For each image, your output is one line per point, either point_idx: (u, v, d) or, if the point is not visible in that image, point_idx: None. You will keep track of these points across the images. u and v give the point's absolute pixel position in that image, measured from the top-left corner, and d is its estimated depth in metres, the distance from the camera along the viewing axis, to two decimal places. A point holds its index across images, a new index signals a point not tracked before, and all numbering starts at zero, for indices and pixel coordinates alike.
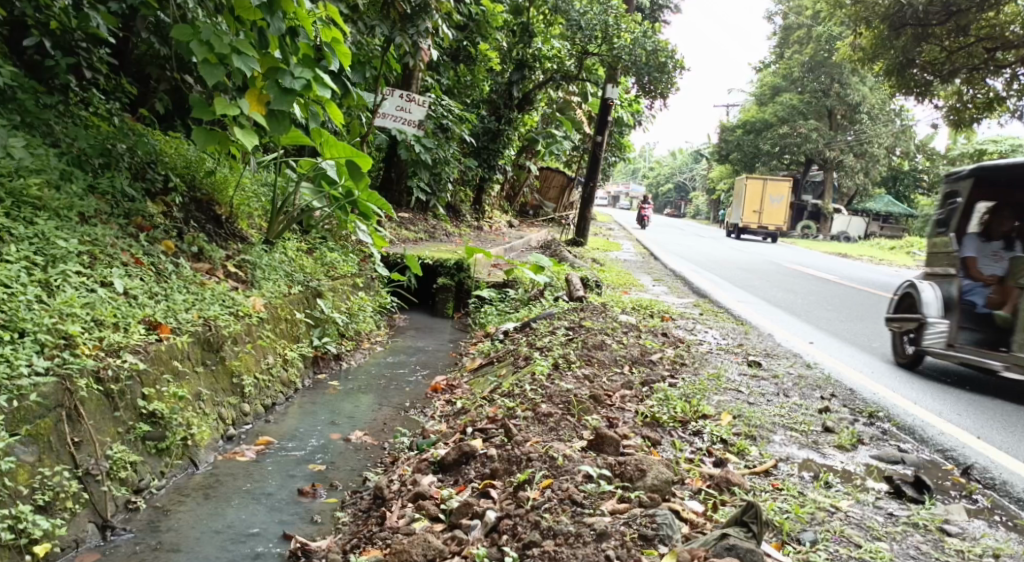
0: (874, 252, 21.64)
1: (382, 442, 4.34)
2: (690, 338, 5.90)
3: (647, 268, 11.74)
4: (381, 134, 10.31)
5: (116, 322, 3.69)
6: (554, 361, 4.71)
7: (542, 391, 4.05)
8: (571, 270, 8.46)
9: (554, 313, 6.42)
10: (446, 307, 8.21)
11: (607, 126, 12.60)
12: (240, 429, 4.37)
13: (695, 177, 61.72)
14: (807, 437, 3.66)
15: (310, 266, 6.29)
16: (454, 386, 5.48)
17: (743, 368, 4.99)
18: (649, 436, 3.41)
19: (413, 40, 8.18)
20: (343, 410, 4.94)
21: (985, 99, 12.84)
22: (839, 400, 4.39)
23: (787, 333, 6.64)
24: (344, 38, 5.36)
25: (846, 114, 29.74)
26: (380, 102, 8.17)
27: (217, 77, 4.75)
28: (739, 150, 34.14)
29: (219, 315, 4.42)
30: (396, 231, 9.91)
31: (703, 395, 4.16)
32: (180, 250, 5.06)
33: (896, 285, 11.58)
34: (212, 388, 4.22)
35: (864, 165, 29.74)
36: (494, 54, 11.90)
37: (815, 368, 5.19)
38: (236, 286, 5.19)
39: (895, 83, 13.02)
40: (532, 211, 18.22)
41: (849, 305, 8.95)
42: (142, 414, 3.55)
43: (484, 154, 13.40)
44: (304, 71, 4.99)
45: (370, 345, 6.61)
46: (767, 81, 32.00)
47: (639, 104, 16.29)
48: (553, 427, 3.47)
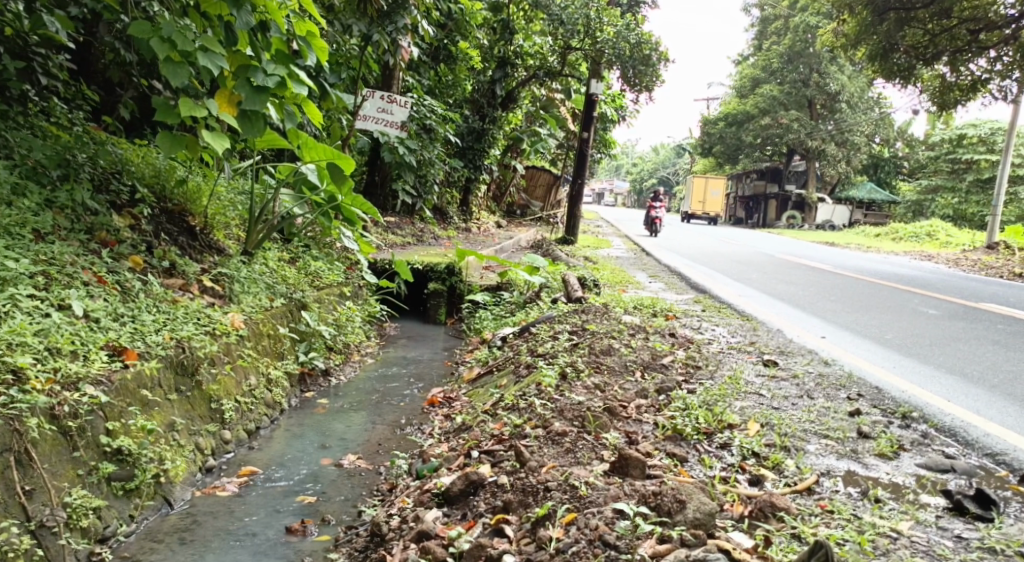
0: (861, 240, 21.51)
1: (378, 467, 3.97)
2: (699, 338, 5.56)
3: (641, 264, 11.43)
4: (362, 137, 9.97)
5: (74, 350, 3.33)
6: (561, 371, 4.35)
7: (551, 405, 3.69)
8: (567, 269, 8.10)
9: (554, 316, 6.08)
10: (438, 313, 7.85)
11: (593, 122, 12.18)
12: (220, 459, 3.99)
13: (679, 170, 61.63)
14: (844, 446, 3.26)
15: (293, 276, 5.90)
16: (452, 399, 5.12)
17: (760, 370, 4.63)
18: (674, 453, 3.07)
19: (392, 38, 7.76)
20: (333, 431, 4.56)
21: (970, 81, 12.50)
22: (867, 400, 4.03)
23: (796, 328, 6.30)
24: (319, 30, 4.97)
25: (826, 103, 29.55)
26: (361, 103, 7.80)
27: (182, 76, 4.32)
28: (722, 142, 33.98)
29: (193, 335, 4.03)
30: (382, 235, 9.55)
31: (724, 401, 3.80)
32: (150, 266, 4.69)
33: (894, 272, 11.28)
34: (187, 416, 3.84)
35: (846, 154, 29.39)
36: (475, 52, 11.64)
37: (835, 365, 4.85)
38: (213, 302, 4.81)
39: (878, 68, 12.71)
40: (519, 211, 17.87)
41: (852, 294, 8.63)
42: (105, 453, 3.18)
43: (468, 155, 12.99)
44: (277, 67, 4.59)
45: (360, 357, 6.25)
46: (748, 72, 31.72)
47: (622, 99, 15.94)
48: (568, 449, 3.12)
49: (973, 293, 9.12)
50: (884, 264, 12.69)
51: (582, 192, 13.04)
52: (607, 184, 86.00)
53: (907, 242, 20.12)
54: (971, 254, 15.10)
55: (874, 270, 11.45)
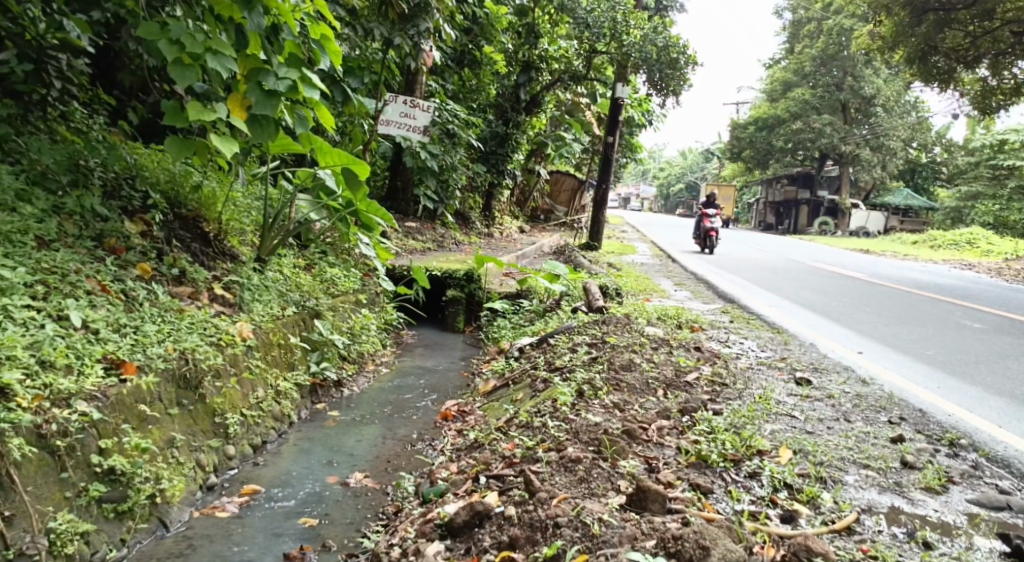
0: (896, 248, 21.00)
1: (385, 487, 3.80)
2: (726, 352, 5.32)
3: (666, 271, 11.16)
4: (384, 142, 9.88)
5: (67, 363, 3.19)
6: (578, 388, 4.13)
7: (567, 427, 3.48)
8: (590, 277, 7.87)
9: (573, 326, 5.87)
10: (457, 321, 7.67)
11: (618, 126, 11.94)
12: (222, 476, 3.82)
13: (707, 175, 60.98)
14: (886, 478, 3.02)
15: (308, 283, 5.75)
16: (466, 412, 4.94)
17: (792, 389, 4.38)
18: (698, 483, 2.86)
19: (414, 42, 7.48)
20: (342, 446, 4.38)
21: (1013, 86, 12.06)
22: (910, 425, 3.78)
23: (831, 342, 6.03)
24: (333, 33, 4.83)
25: (860, 107, 28.96)
26: (383, 107, 7.65)
27: (191, 79, 4.16)
28: (751, 147, 33.49)
29: (197, 347, 3.87)
30: (402, 241, 9.39)
31: (753, 424, 3.58)
32: (158, 273, 4.54)
33: (932, 282, 10.91)
34: (188, 432, 3.69)
35: (882, 159, 28.31)
36: (499, 57, 11.53)
37: (874, 385, 4.58)
38: (222, 311, 4.65)
39: (916, 71, 12.35)
40: (543, 216, 17.81)
41: (890, 306, 8.30)
42: (96, 474, 3.05)
43: (492, 159, 12.82)
44: (289, 70, 4.44)
45: (374, 367, 6.07)
46: (779, 76, 31.24)
47: (649, 103, 15.71)
48: (582, 478, 2.91)
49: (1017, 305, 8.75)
50: (921, 273, 12.30)
51: (607, 196, 12.79)
52: (634, 189, 85.56)
53: (946, 250, 19.54)
54: (1014, 264, 14.60)
55: (910, 280, 11.08)
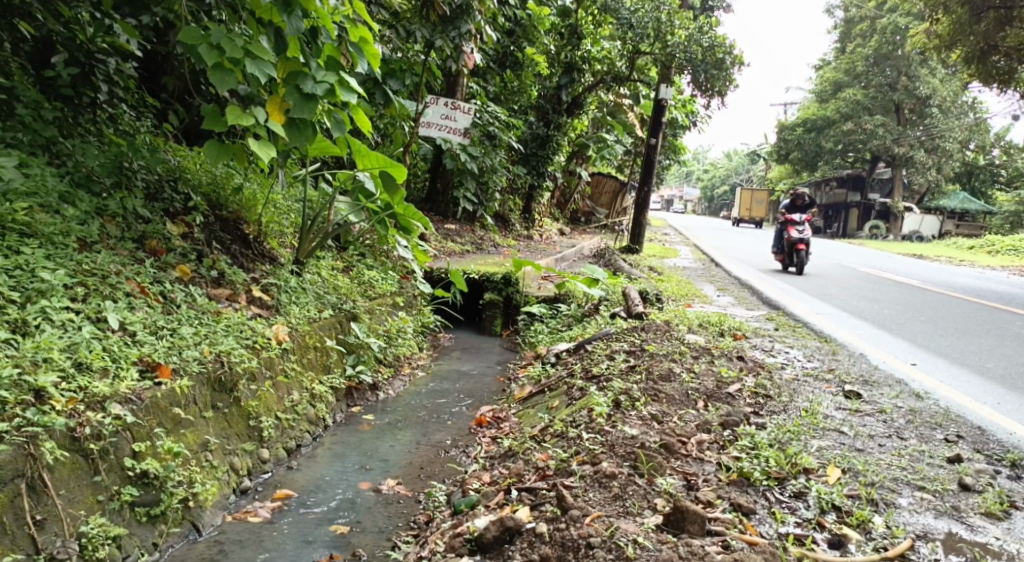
0: (951, 252, 20.42)
1: (417, 494, 3.76)
2: (770, 362, 5.17)
3: (709, 276, 10.97)
4: (425, 144, 9.88)
5: (103, 366, 3.20)
6: (615, 398, 4.04)
7: (602, 439, 3.41)
8: (629, 282, 7.76)
9: (612, 332, 5.78)
10: (494, 325, 7.62)
11: (661, 127, 11.78)
12: (256, 480, 3.80)
13: (752, 177, 60.05)
14: (943, 501, 2.96)
15: (345, 286, 5.73)
16: (502, 419, 4.87)
17: (840, 402, 4.31)
18: (739, 503, 2.77)
19: (455, 43, 7.36)
20: (376, 451, 4.35)
21: None
22: (969, 443, 3.76)
23: (883, 353, 5.89)
24: (371, 36, 4.80)
25: (915, 108, 28.21)
26: (423, 110, 7.64)
27: (230, 83, 4.14)
28: (799, 149, 32.86)
29: (232, 350, 3.85)
30: (440, 243, 9.37)
31: (798, 439, 3.52)
32: (197, 275, 4.55)
33: (988, 289, 10.61)
34: (222, 435, 3.66)
35: (937, 161, 27.87)
36: (541, 58, 11.44)
37: (928, 401, 4.50)
38: (259, 314, 4.63)
39: (974, 71, 11.96)
40: (584, 218, 17.86)
41: (944, 314, 8.08)
42: (128, 477, 3.06)
43: (532, 161, 12.74)
44: (327, 75, 4.42)
45: (410, 370, 6.04)
46: (829, 76, 30.58)
47: (693, 104, 15.51)
48: (616, 495, 2.82)
49: None
50: (976, 280, 11.97)
51: (649, 199, 12.62)
52: (677, 191, 84.81)
53: (1004, 256, 18.97)
54: None
55: (963, 286, 10.78)
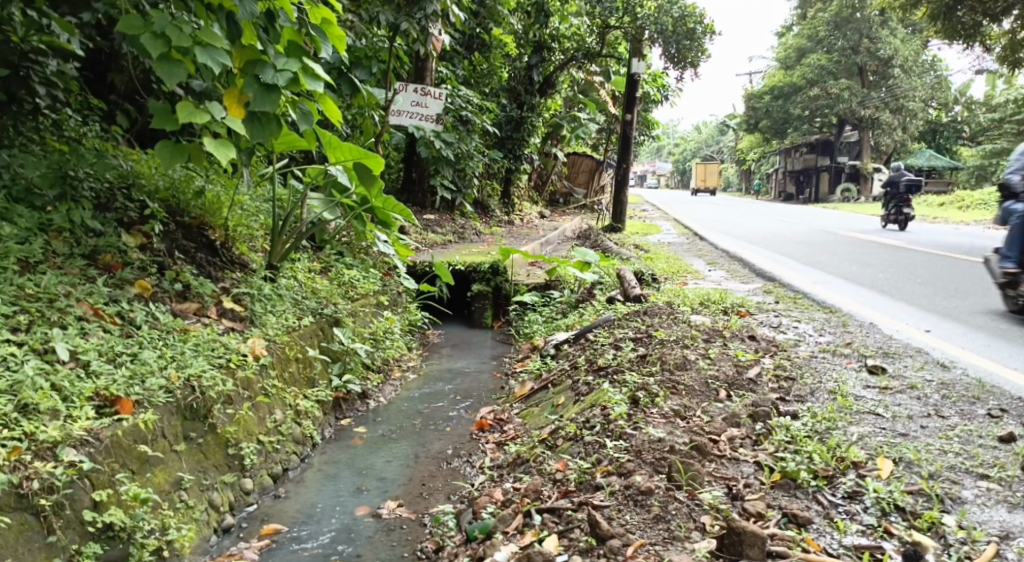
0: (925, 211, 20.34)
1: (422, 517, 3.40)
2: (782, 339, 4.85)
3: (696, 250, 10.65)
4: (396, 133, 9.49)
5: (52, 407, 2.81)
6: (631, 395, 3.68)
7: (625, 445, 3.08)
8: (622, 262, 7.41)
9: (611, 319, 5.43)
10: (484, 316, 7.27)
11: (635, 103, 11.40)
12: (240, 514, 3.40)
13: (723, 148, 60.02)
14: (1012, 491, 2.66)
15: (325, 289, 5.30)
16: (504, 421, 4.52)
17: (867, 380, 3.98)
18: (794, 515, 2.54)
19: (422, 26, 6.91)
20: (371, 468, 3.96)
21: None
22: (1014, 416, 3.44)
23: (894, 321, 5.58)
24: (334, 16, 4.33)
25: (878, 70, 27.89)
26: (393, 97, 7.21)
27: (180, 76, 3.68)
28: (769, 117, 32.72)
29: (203, 372, 3.41)
30: (421, 235, 8.98)
31: (837, 428, 3.18)
32: (160, 290, 4.11)
33: (971, 244, 10.41)
34: (198, 469, 3.25)
35: (902, 121, 27.79)
36: (508, 38, 10.99)
37: (955, 370, 4.21)
38: (232, 328, 4.20)
39: (940, 28, 11.66)
40: (562, 200, 17.50)
41: (941, 274, 7.79)
42: (90, 533, 2.68)
43: (508, 145, 12.30)
44: (289, 61, 3.98)
45: (401, 373, 5.66)
46: (793, 42, 30.29)
47: (664, 77, 15.28)
48: (657, 516, 2.60)
49: None
50: (958, 236, 11.80)
51: (628, 175, 12.25)
52: (650, 166, 85.00)
53: (976, 210, 19.08)
54: None
55: (950, 243, 10.55)
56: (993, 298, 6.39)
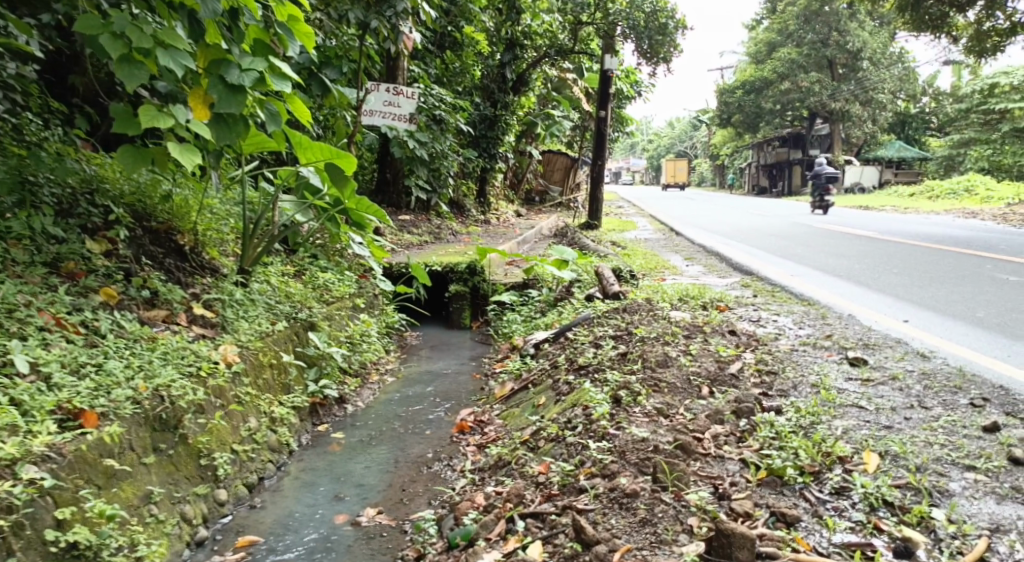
0: (896, 202, 20.55)
1: (403, 524, 3.31)
2: (762, 333, 4.82)
3: (673, 245, 10.65)
4: (369, 133, 9.38)
5: (11, 422, 2.70)
6: (613, 394, 3.62)
7: (608, 446, 3.03)
8: (600, 259, 7.37)
9: (591, 316, 5.38)
10: (462, 317, 7.18)
11: (609, 99, 11.35)
12: (213, 527, 3.30)
13: (696, 143, 60.35)
14: (1000, 482, 2.64)
15: (299, 293, 5.18)
16: (485, 423, 4.44)
17: (849, 372, 3.96)
18: (783, 513, 2.51)
19: (392, 24, 6.85)
20: (349, 475, 3.87)
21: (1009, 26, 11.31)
22: (996, 405, 3.43)
23: (872, 312, 5.57)
24: (301, 13, 4.22)
25: (848, 62, 28.21)
26: (365, 97, 7.10)
27: (141, 78, 3.57)
28: (741, 112, 32.94)
29: (172, 382, 3.30)
30: (396, 236, 8.87)
31: (822, 423, 3.14)
32: (127, 297, 3.99)
33: (944, 233, 10.49)
34: (169, 482, 3.14)
35: (871, 114, 28.11)
36: (481, 37, 10.90)
37: (936, 360, 4.19)
38: (203, 335, 4.08)
39: (908, 19, 11.74)
40: (538, 198, 17.46)
41: (916, 263, 7.82)
42: (53, 553, 2.57)
43: (482, 143, 12.21)
44: (255, 61, 3.87)
45: (379, 377, 5.56)
46: (763, 37, 30.50)
47: (637, 73, 15.31)
48: (644, 519, 2.56)
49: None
50: (930, 225, 11.91)
51: (604, 171, 12.21)
52: (624, 162, 85.34)
53: (945, 200, 19.32)
54: (1017, 209, 14.37)
55: (922, 233, 10.64)
56: (967, 286, 6.42)
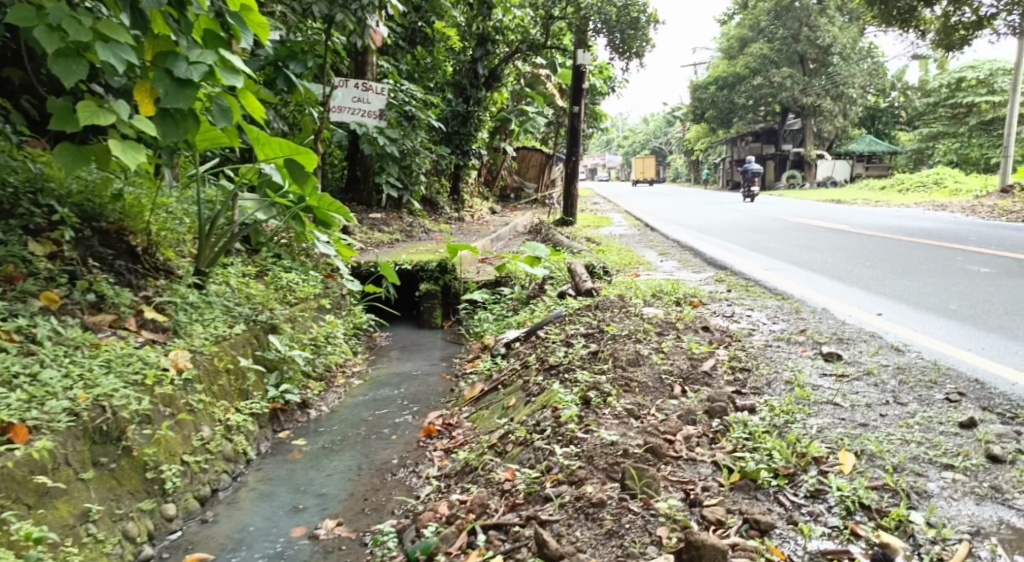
0: (868, 194, 20.64)
1: (363, 536, 3.16)
2: (736, 329, 4.71)
3: (647, 241, 10.58)
4: (338, 130, 9.17)
5: None
6: (583, 396, 3.49)
7: (576, 451, 2.89)
8: (573, 256, 7.25)
9: (563, 314, 5.24)
10: (433, 316, 7.01)
11: (582, 95, 11.15)
12: (160, 544, 3.12)
13: (671, 139, 60.56)
14: (979, 481, 2.55)
15: (260, 294, 4.99)
16: (453, 426, 4.29)
17: (823, 368, 3.85)
18: (756, 521, 2.39)
19: (358, 17, 6.56)
20: (309, 484, 3.70)
21: (975, 19, 11.33)
22: (973, 400, 3.34)
23: (846, 305, 5.50)
24: (254, 4, 4.02)
25: (818, 57, 28.34)
26: (333, 93, 6.90)
27: (80, 73, 3.37)
28: (714, 107, 33.03)
29: (115, 391, 3.13)
30: (366, 235, 8.69)
31: (796, 421, 3.03)
32: (70, 301, 3.79)
33: (913, 226, 10.56)
34: (109, 498, 2.97)
35: (842, 109, 28.21)
36: (452, 31, 10.72)
37: (911, 354, 4.11)
38: (153, 340, 3.89)
39: (877, 13, 11.71)
40: (513, 195, 17.33)
41: (885, 255, 7.83)
42: None
43: (455, 140, 12.01)
44: (204, 54, 3.68)
45: (345, 380, 5.37)
46: (735, 32, 30.57)
47: (610, 69, 15.22)
48: (610, 531, 2.44)
49: (1006, 242, 8.45)
50: (899, 218, 11.97)
51: (578, 167, 12.07)
52: (599, 159, 85.41)
53: (915, 193, 19.46)
54: (985, 201, 14.51)
55: (892, 226, 10.69)
56: (939, 278, 6.38)
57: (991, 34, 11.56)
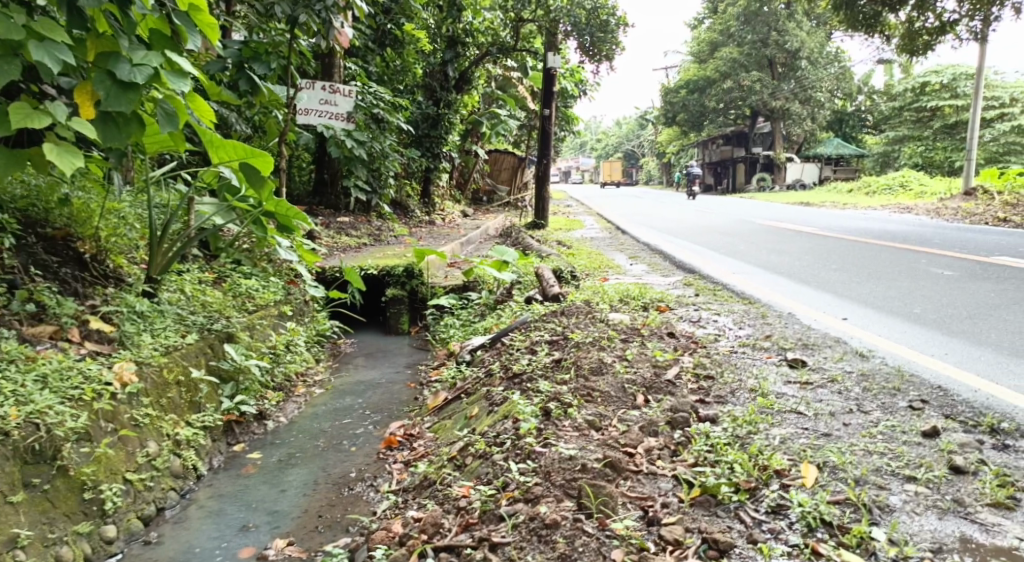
0: (836, 198, 20.83)
1: (314, 556, 3.05)
2: (703, 335, 4.64)
3: (617, 244, 10.55)
4: (304, 133, 9.01)
5: None
6: (543, 407, 3.38)
7: (533, 467, 2.81)
8: (541, 260, 7.16)
9: (528, 321, 5.13)
10: (400, 322, 6.86)
11: (553, 98, 11.06)
12: None
13: (643, 142, 60.82)
14: (941, 495, 2.50)
15: (217, 301, 4.82)
16: (415, 437, 4.17)
17: (788, 375, 3.79)
18: (714, 541, 2.33)
19: (323, 18, 6.34)
20: (262, 500, 3.57)
21: (938, 24, 11.43)
22: (936, 408, 3.29)
23: (812, 309, 5.48)
24: (204, 3, 3.87)
25: (787, 61, 28.59)
26: (298, 95, 6.74)
27: (12, 73, 3.21)
28: (685, 111, 33.19)
29: (49, 408, 3.04)
30: (332, 239, 8.54)
31: (759, 432, 2.96)
32: (6, 312, 3.64)
33: (878, 228, 10.66)
34: (41, 522, 2.87)
35: (811, 111, 28.61)
36: (422, 33, 10.59)
37: (875, 360, 4.07)
38: (97, 352, 3.74)
39: (844, 18, 11.77)
40: (486, 198, 17.23)
41: (850, 258, 7.86)
42: None
43: (425, 143, 11.82)
44: (148, 55, 3.53)
45: (306, 390, 5.22)
46: (705, 37, 30.72)
47: (581, 72, 15.18)
48: (562, 555, 2.35)
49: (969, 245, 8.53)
50: (864, 220, 12.07)
51: (550, 169, 11.98)
52: (572, 161, 85.57)
53: (882, 195, 19.67)
54: (949, 203, 14.69)
55: (857, 227, 10.78)
56: (904, 281, 6.40)
57: (954, 39, 11.67)
